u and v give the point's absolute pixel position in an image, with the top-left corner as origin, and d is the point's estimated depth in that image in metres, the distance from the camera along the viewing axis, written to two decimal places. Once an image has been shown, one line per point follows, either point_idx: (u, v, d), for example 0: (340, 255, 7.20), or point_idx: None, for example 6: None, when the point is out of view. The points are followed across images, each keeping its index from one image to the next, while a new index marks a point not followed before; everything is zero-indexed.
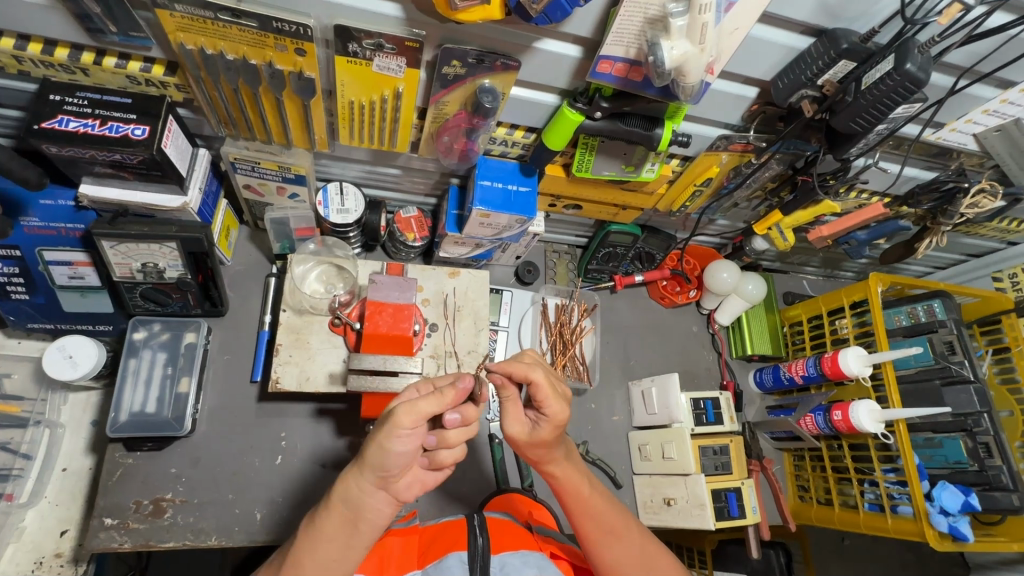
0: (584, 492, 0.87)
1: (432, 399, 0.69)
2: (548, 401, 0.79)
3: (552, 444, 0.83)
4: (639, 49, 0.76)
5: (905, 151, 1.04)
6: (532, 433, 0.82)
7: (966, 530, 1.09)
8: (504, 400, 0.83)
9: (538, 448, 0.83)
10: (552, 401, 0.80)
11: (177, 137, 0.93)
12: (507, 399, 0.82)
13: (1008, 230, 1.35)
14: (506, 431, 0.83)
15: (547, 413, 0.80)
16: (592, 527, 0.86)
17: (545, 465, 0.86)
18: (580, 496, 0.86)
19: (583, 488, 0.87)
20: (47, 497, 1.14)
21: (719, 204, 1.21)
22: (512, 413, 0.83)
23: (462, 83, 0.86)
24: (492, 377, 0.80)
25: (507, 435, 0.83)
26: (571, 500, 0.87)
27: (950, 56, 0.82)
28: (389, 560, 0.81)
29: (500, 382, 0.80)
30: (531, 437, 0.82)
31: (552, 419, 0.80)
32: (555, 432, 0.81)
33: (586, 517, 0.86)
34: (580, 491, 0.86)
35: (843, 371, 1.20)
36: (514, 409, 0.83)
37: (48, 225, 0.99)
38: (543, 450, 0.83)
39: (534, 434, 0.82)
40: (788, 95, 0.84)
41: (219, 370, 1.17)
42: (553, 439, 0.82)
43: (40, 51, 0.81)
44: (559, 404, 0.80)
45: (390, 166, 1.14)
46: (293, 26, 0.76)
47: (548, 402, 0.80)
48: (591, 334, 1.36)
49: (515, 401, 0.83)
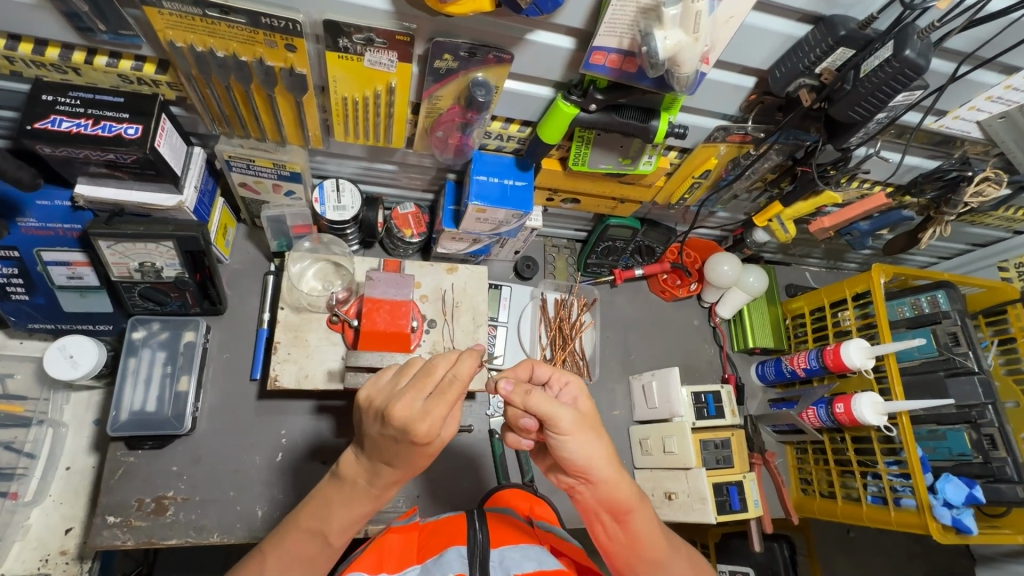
0: (648, 513, 0.82)
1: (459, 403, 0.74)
2: (560, 375, 0.83)
3: (600, 425, 0.79)
4: (632, 39, 0.75)
5: (907, 140, 1.03)
6: (577, 410, 0.78)
7: (970, 523, 1.07)
8: (533, 394, 0.74)
9: (593, 434, 0.77)
10: (568, 371, 0.82)
11: (171, 135, 0.92)
12: (532, 391, 0.75)
13: (1014, 219, 1.33)
14: (562, 421, 0.74)
15: (570, 385, 0.81)
16: (659, 544, 0.80)
17: (612, 474, 0.77)
18: (647, 517, 0.81)
19: (647, 507, 0.82)
20: (51, 496, 1.15)
21: (718, 196, 1.20)
22: (553, 402, 0.74)
23: (455, 77, 0.85)
24: (501, 389, 0.76)
25: (567, 425, 0.74)
26: (638, 518, 0.80)
27: (951, 42, 0.80)
28: (388, 557, 0.80)
29: (512, 386, 0.76)
30: (581, 413, 0.77)
31: (579, 389, 0.81)
32: (590, 401, 0.80)
33: (654, 536, 0.81)
34: (646, 510, 0.81)
35: (846, 363, 1.19)
36: (545, 399, 0.74)
37: (45, 225, 0.99)
38: (599, 440, 0.77)
39: (580, 410, 0.78)
40: (786, 84, 0.83)
41: (219, 369, 1.17)
42: (595, 412, 0.80)
43: (30, 51, 0.81)
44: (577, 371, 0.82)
45: (386, 162, 1.13)
46: (282, 21, 0.75)
47: (561, 376, 0.83)
48: (591, 329, 1.35)
49: (539, 390, 0.75)
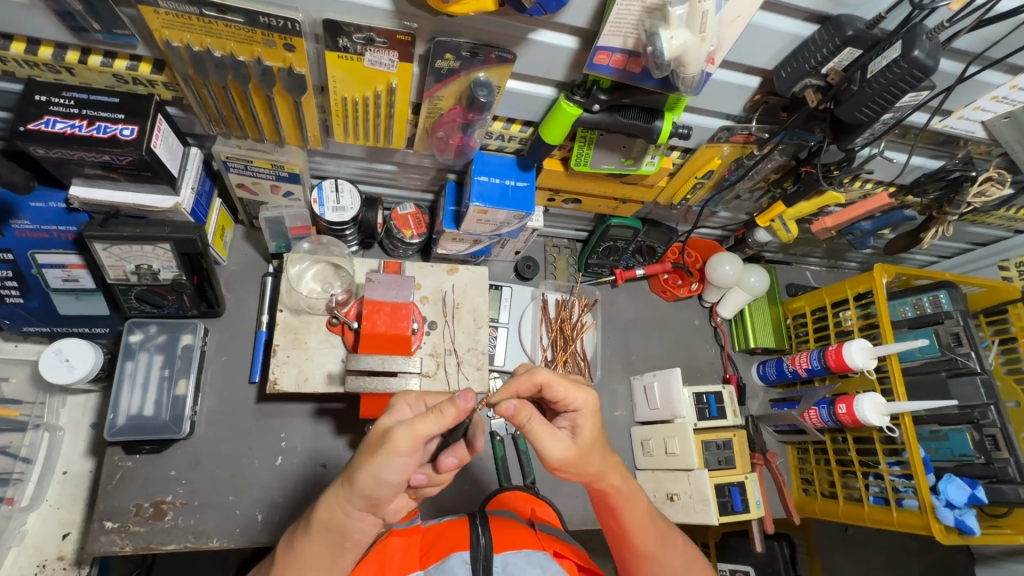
0: (642, 509, 0.84)
1: (430, 421, 0.68)
2: (569, 395, 0.77)
3: (600, 444, 0.79)
4: (637, 39, 0.74)
5: (911, 140, 1.02)
6: (577, 438, 0.76)
7: (972, 524, 1.07)
8: (530, 425, 0.72)
9: (590, 456, 0.76)
10: (575, 393, 0.77)
11: (167, 136, 0.91)
12: (533, 420, 0.72)
13: (1015, 218, 1.33)
14: (551, 455, 0.74)
15: (575, 410, 0.77)
16: (649, 540, 0.83)
17: (602, 479, 0.79)
18: (638, 511, 0.83)
19: (639, 502, 0.83)
20: (48, 501, 1.13)
21: (721, 197, 1.19)
22: (548, 433, 0.74)
23: (456, 77, 0.84)
24: (504, 411, 0.71)
25: (554, 459, 0.74)
26: (628, 513, 0.82)
27: (958, 42, 0.79)
28: (390, 562, 0.79)
29: (513, 411, 0.71)
30: (577, 443, 0.76)
31: (585, 413, 0.77)
32: (592, 424, 0.78)
33: (643, 530, 0.83)
34: (638, 505, 0.83)
35: (848, 363, 1.18)
36: (546, 429, 0.73)
37: (40, 228, 0.98)
38: (594, 460, 0.77)
39: (577, 439, 0.77)
40: (792, 84, 0.82)
41: (217, 372, 1.16)
42: (596, 434, 0.78)
43: (22, 51, 0.79)
44: (584, 392, 0.77)
45: (385, 163, 1.12)
46: (281, 21, 0.73)
47: (568, 397, 0.77)
48: (592, 330, 1.34)
49: (539, 417, 0.73)
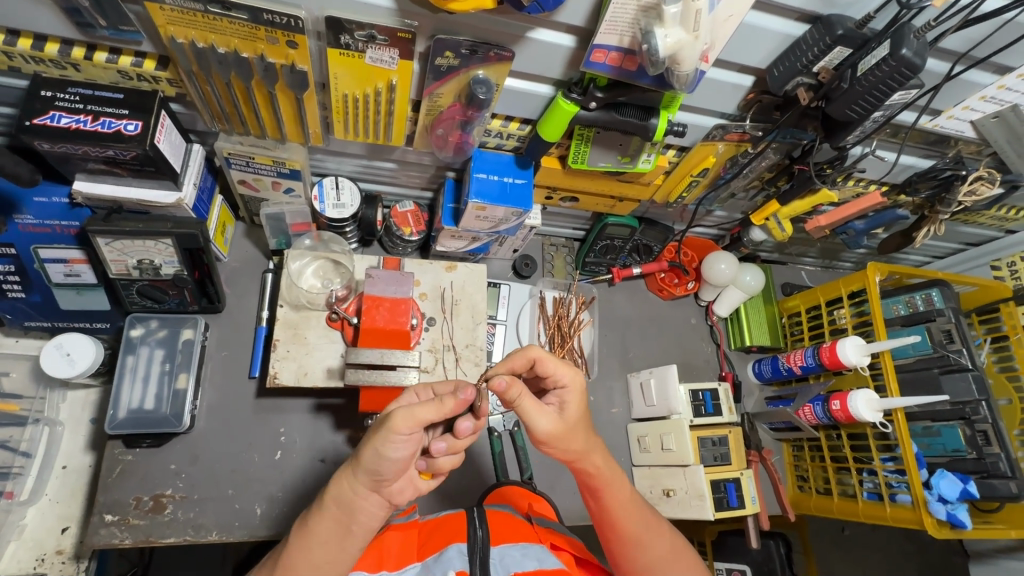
0: (625, 492, 0.84)
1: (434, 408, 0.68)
2: (559, 373, 0.79)
3: (586, 424, 0.80)
4: (632, 38, 0.75)
5: (902, 139, 1.04)
6: (564, 415, 0.78)
7: (964, 518, 1.09)
8: (520, 401, 0.74)
9: (576, 434, 0.78)
10: (563, 370, 0.79)
11: (170, 132, 0.93)
12: (523, 394, 0.74)
13: (1006, 218, 1.35)
14: (537, 428, 0.75)
15: (563, 387, 0.79)
16: (633, 523, 0.83)
17: (583, 460, 0.80)
18: (621, 494, 0.84)
19: (623, 485, 0.84)
20: (47, 495, 1.14)
21: (715, 195, 1.22)
22: (536, 407, 0.75)
23: (455, 75, 0.86)
24: (494, 385, 0.72)
25: (541, 433, 0.76)
26: (609, 496, 0.83)
27: (946, 41, 0.81)
28: (388, 555, 0.80)
29: (506, 386, 0.72)
30: (563, 419, 0.78)
31: (572, 391, 0.79)
32: (578, 403, 0.79)
33: (626, 514, 0.84)
34: (620, 487, 0.84)
35: (842, 360, 1.20)
36: (533, 404, 0.74)
37: (42, 222, 0.99)
38: (578, 441, 0.78)
39: (564, 415, 0.78)
40: (784, 83, 0.84)
41: (217, 367, 1.17)
42: (583, 413, 0.80)
43: (30, 47, 0.80)
44: (571, 370, 0.79)
45: (385, 160, 1.14)
46: (284, 18, 0.75)
47: (557, 374, 0.79)
48: (589, 327, 1.36)
49: (529, 393, 0.75)
